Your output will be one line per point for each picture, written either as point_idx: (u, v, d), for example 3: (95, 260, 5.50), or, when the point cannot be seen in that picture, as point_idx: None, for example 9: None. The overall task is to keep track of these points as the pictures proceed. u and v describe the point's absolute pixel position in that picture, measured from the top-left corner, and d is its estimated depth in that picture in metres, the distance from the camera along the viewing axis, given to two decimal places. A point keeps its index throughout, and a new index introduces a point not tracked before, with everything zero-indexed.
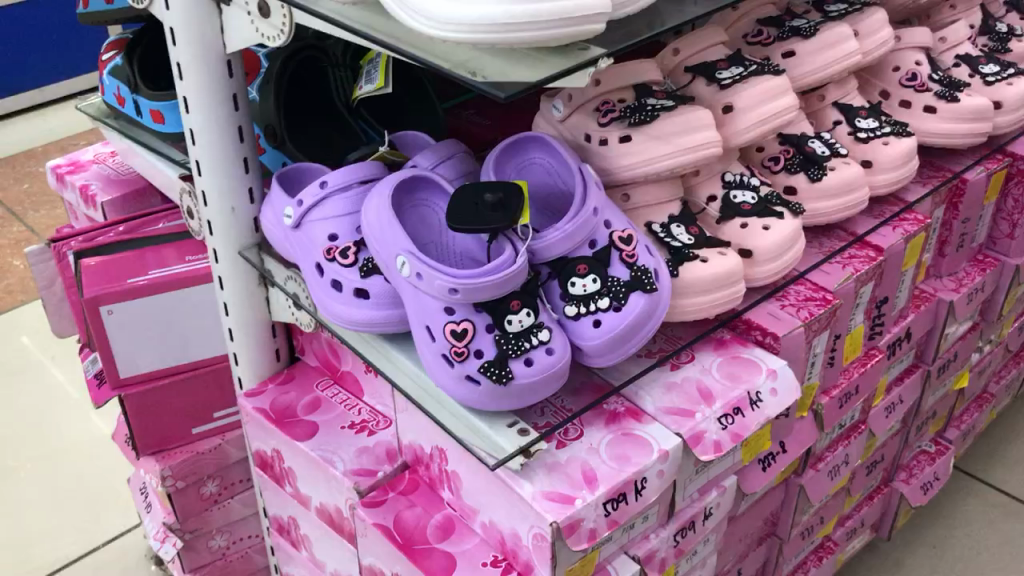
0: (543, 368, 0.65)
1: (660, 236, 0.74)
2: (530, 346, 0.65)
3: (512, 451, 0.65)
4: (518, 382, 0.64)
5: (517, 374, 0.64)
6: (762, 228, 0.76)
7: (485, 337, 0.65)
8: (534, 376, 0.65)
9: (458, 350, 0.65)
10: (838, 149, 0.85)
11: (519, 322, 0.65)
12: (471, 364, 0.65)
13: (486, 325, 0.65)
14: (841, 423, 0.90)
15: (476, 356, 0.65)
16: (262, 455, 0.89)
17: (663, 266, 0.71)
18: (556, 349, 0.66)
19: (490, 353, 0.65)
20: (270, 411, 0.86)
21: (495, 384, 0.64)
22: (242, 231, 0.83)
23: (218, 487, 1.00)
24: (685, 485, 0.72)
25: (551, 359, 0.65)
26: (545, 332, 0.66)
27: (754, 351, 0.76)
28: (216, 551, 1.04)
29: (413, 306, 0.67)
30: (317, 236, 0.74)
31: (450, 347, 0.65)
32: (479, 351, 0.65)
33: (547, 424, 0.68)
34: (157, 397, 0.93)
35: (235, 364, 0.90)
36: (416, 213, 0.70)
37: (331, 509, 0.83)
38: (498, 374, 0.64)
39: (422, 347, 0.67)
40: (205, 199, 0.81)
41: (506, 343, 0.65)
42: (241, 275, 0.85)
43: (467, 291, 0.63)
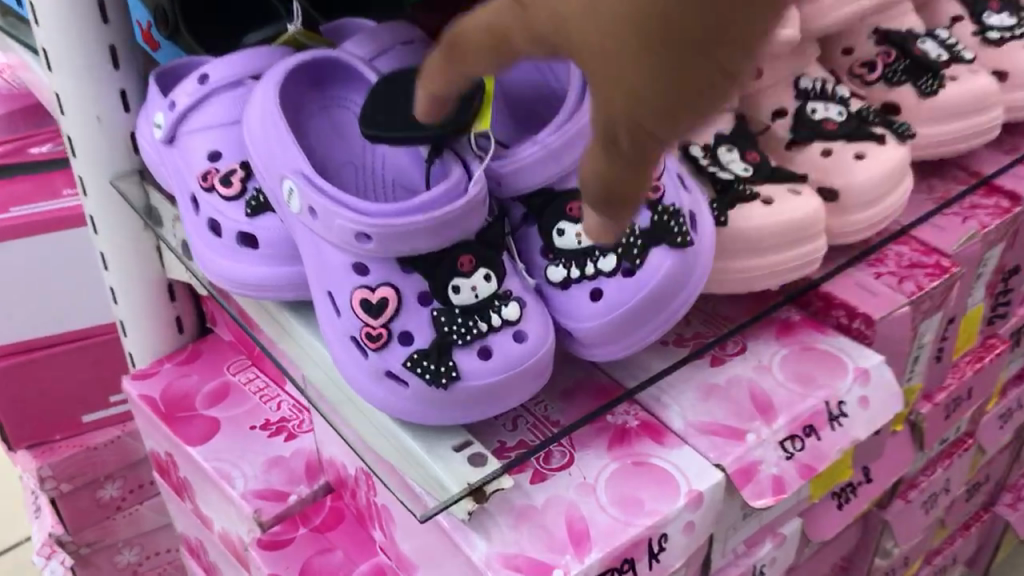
0: (508, 365, 0.41)
1: (700, 162, 0.50)
2: (486, 328, 0.41)
3: (457, 493, 0.41)
4: (467, 386, 0.41)
5: (464, 374, 0.41)
6: (852, 158, 0.51)
7: (417, 312, 0.41)
8: (492, 377, 0.41)
9: (373, 332, 0.42)
10: (959, 52, 0.60)
11: (471, 289, 0.42)
12: (393, 354, 0.41)
13: (418, 292, 0.41)
14: (944, 438, 0.65)
15: (402, 341, 0.41)
16: (157, 457, 0.67)
17: (702, 206, 0.47)
18: (529, 334, 0.42)
19: (424, 339, 0.41)
20: (160, 401, 0.63)
21: (427, 388, 0.41)
22: (115, 152, 0.60)
23: (121, 490, 0.78)
24: (726, 538, 0.48)
25: (522, 349, 0.41)
26: (514, 309, 0.42)
27: (834, 340, 0.51)
28: (124, 569, 0.82)
29: (310, 260, 0.43)
30: (194, 156, 0.51)
31: (363, 327, 0.42)
32: (406, 334, 0.41)
33: (517, 447, 0.44)
34: (28, 376, 0.71)
35: (123, 335, 0.67)
36: (327, 119, 0.47)
37: (233, 539, 0.60)
38: (433, 372, 0.41)
39: (327, 326, 0.44)
40: (61, 104, 0.58)
41: (448, 323, 0.41)
42: (120, 215, 0.62)
43: (382, 236, 0.40)
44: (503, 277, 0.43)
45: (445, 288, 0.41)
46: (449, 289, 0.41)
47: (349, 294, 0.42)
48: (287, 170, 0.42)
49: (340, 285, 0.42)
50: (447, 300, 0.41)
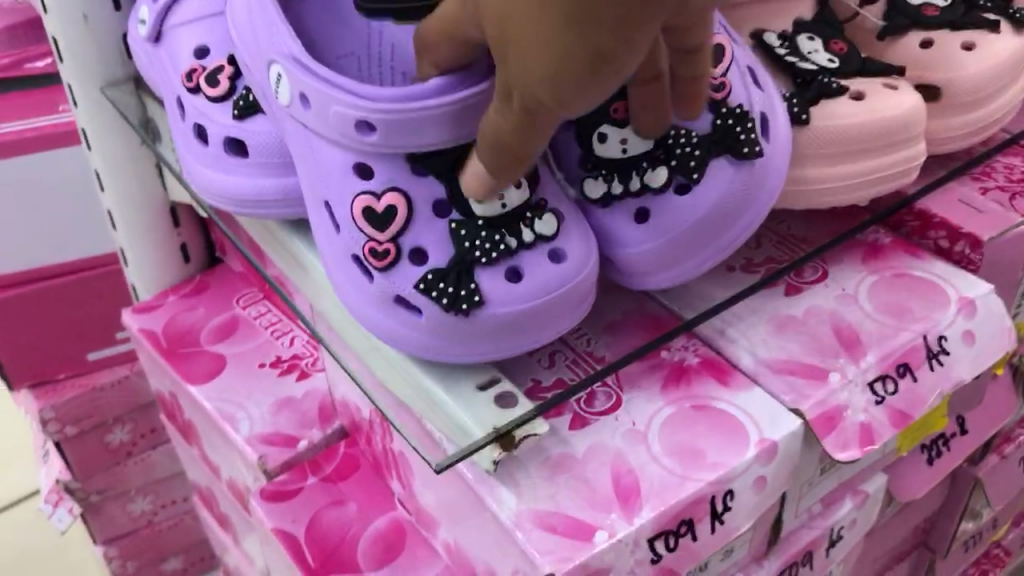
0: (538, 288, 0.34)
1: (776, 51, 0.42)
2: (512, 245, 0.34)
3: (481, 439, 0.34)
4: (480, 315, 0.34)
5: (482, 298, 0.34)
6: (961, 47, 0.43)
7: (426, 225, 0.34)
8: (515, 306, 0.34)
9: (377, 250, 0.34)
10: None
11: (498, 198, 0.34)
12: (404, 273, 0.34)
13: (431, 202, 0.34)
14: None
15: (412, 261, 0.34)
16: (163, 398, 0.61)
17: (776, 104, 0.39)
18: (569, 255, 0.35)
19: (438, 256, 0.34)
20: (162, 336, 0.57)
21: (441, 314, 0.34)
22: (105, 55, 0.53)
23: (131, 434, 0.72)
24: (801, 496, 0.41)
25: (554, 272, 0.34)
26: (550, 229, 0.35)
27: (932, 266, 0.43)
28: (137, 518, 0.76)
29: (309, 167, 0.36)
30: (180, 54, 0.44)
31: (367, 242, 0.35)
32: (418, 250, 0.34)
33: (555, 386, 0.37)
34: (27, 308, 0.65)
35: (125, 265, 0.61)
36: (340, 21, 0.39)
37: (241, 488, 0.54)
38: (446, 296, 0.34)
39: (327, 247, 0.37)
40: (42, 2, 0.51)
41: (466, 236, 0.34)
42: (115, 129, 0.55)
43: (386, 128, 0.32)
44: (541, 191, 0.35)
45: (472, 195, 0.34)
46: (469, 197, 0.34)
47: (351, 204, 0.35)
48: (274, 52, 0.34)
49: (339, 190, 0.35)
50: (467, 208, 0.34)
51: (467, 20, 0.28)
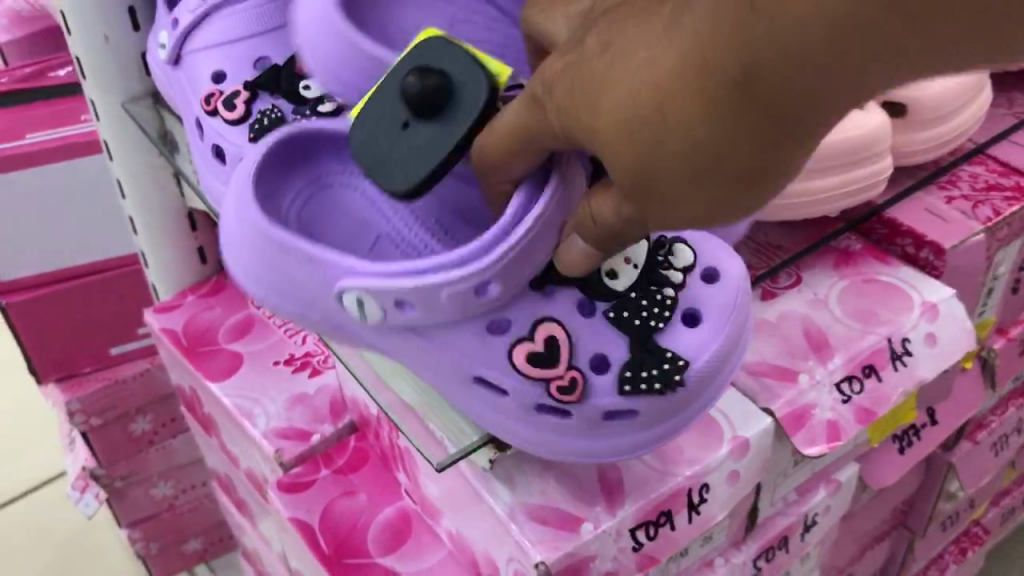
0: (706, 303, 0.36)
1: None
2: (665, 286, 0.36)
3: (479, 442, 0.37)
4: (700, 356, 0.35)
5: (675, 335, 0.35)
6: None
7: (590, 334, 0.34)
8: (721, 335, 0.35)
9: (564, 381, 0.34)
10: None
11: (624, 266, 0.36)
12: (601, 388, 0.34)
13: (576, 304, 0.34)
14: (1018, 375, 0.60)
15: (597, 371, 0.34)
16: (183, 392, 0.65)
17: None
18: (718, 285, 0.37)
19: (616, 350, 0.34)
20: (183, 335, 0.61)
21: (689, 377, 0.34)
22: (126, 74, 0.56)
23: (153, 424, 0.76)
24: (775, 486, 0.44)
25: (708, 293, 0.36)
26: (676, 256, 0.37)
27: (899, 272, 0.47)
28: (160, 502, 0.80)
29: (438, 352, 0.35)
30: (199, 79, 0.47)
31: (549, 381, 0.34)
32: (598, 359, 0.34)
33: None
34: (54, 310, 0.69)
35: (147, 266, 0.65)
36: (326, 196, 0.36)
37: (259, 478, 0.58)
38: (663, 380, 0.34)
39: (483, 410, 0.36)
40: (65, 24, 0.55)
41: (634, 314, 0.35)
42: (135, 142, 0.59)
43: (508, 268, 0.31)
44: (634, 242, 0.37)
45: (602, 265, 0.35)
46: (604, 282, 0.35)
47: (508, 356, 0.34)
48: (347, 279, 0.33)
49: (495, 365, 0.34)
50: (604, 290, 0.35)
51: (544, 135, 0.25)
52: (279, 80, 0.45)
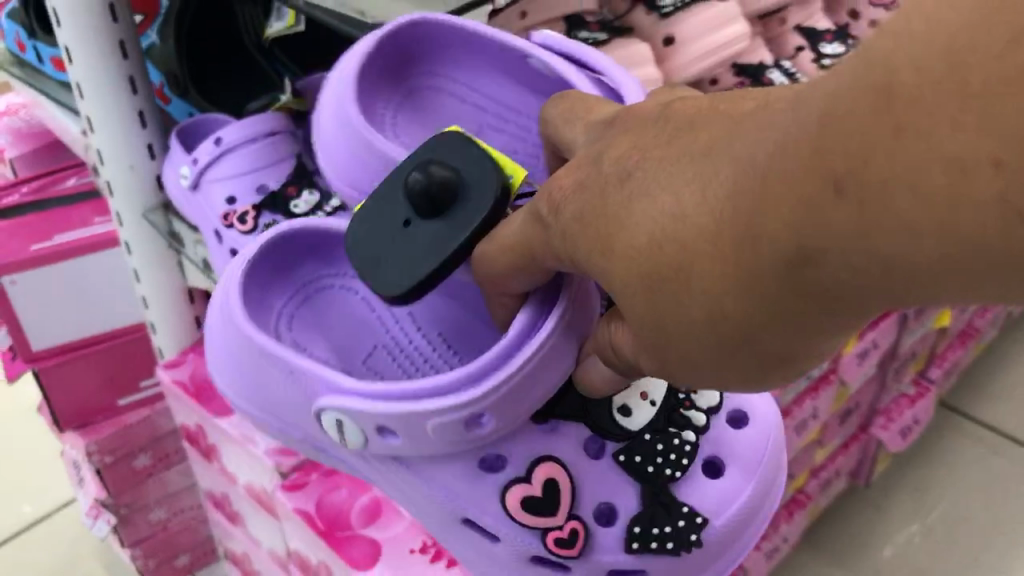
0: (722, 446, 0.51)
1: None
2: (687, 436, 0.51)
3: None
4: (722, 497, 0.49)
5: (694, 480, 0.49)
6: None
7: (596, 491, 0.49)
8: (736, 478, 0.49)
9: (565, 534, 0.48)
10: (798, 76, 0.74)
11: (639, 415, 0.52)
12: (608, 537, 0.48)
13: (585, 446, 0.50)
14: (808, 375, 0.84)
15: (600, 523, 0.49)
16: (187, 429, 0.83)
17: None
18: (739, 446, 0.51)
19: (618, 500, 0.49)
20: (190, 385, 0.79)
21: (711, 513, 0.48)
22: (145, 191, 0.76)
23: (151, 459, 0.94)
24: None
25: (726, 443, 0.51)
26: (700, 411, 0.52)
27: None
28: (155, 524, 0.98)
29: (443, 484, 0.49)
30: (215, 201, 0.67)
31: (551, 532, 0.48)
32: (605, 504, 0.49)
33: None
34: (75, 371, 0.87)
35: (154, 332, 0.83)
36: (321, 298, 0.59)
37: (258, 488, 0.77)
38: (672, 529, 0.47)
39: (475, 547, 0.51)
40: (100, 157, 0.74)
41: (655, 464, 0.49)
42: (149, 239, 0.78)
43: (498, 402, 0.44)
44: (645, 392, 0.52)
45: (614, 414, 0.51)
46: (621, 421, 0.51)
47: (504, 491, 0.49)
48: (327, 401, 0.48)
49: (492, 509, 0.49)
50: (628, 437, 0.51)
51: (540, 248, 0.39)
52: (277, 204, 0.67)
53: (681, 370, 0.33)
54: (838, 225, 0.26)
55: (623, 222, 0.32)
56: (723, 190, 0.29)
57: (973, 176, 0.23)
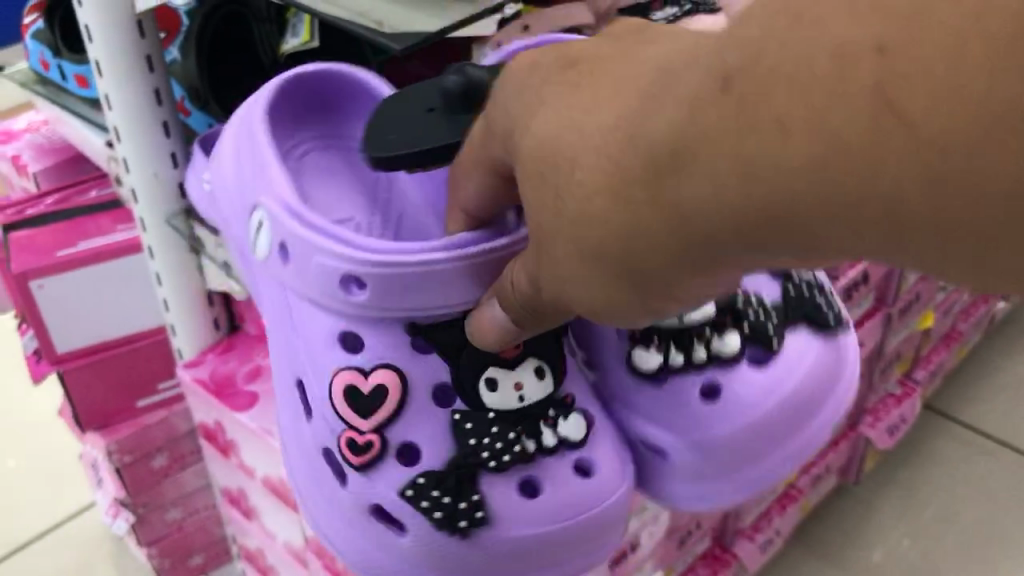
0: (559, 480, 0.51)
1: None
2: (525, 451, 0.51)
3: None
4: (511, 517, 0.50)
5: (508, 481, 0.50)
6: None
7: (411, 427, 0.51)
8: (562, 511, 0.50)
9: (361, 441, 0.51)
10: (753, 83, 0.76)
11: (514, 396, 0.52)
12: (389, 472, 0.50)
13: (436, 393, 0.51)
14: None
15: (397, 455, 0.51)
16: (206, 427, 0.87)
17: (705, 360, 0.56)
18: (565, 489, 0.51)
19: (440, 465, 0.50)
20: (211, 382, 0.84)
21: (506, 525, 0.50)
22: (168, 198, 0.80)
23: (168, 459, 0.97)
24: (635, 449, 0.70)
25: (567, 475, 0.52)
26: (571, 432, 0.52)
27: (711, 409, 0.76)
28: (171, 524, 1.01)
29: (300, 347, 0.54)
30: None
31: (345, 444, 0.51)
32: (406, 442, 0.51)
33: None
34: (97, 372, 0.91)
35: (174, 334, 0.87)
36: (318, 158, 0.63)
37: (275, 480, 0.81)
38: (454, 503, 0.49)
39: (302, 423, 0.55)
40: (126, 165, 0.78)
41: (491, 450, 0.50)
42: (171, 244, 0.82)
43: (387, 282, 0.48)
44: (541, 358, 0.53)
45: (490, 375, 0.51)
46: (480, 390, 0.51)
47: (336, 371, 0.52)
48: (265, 199, 0.53)
49: (321, 386, 0.52)
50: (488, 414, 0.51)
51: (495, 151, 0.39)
52: None
53: (565, 285, 0.35)
54: (721, 120, 0.28)
55: (538, 111, 0.35)
56: (629, 99, 0.31)
57: (852, 62, 0.26)
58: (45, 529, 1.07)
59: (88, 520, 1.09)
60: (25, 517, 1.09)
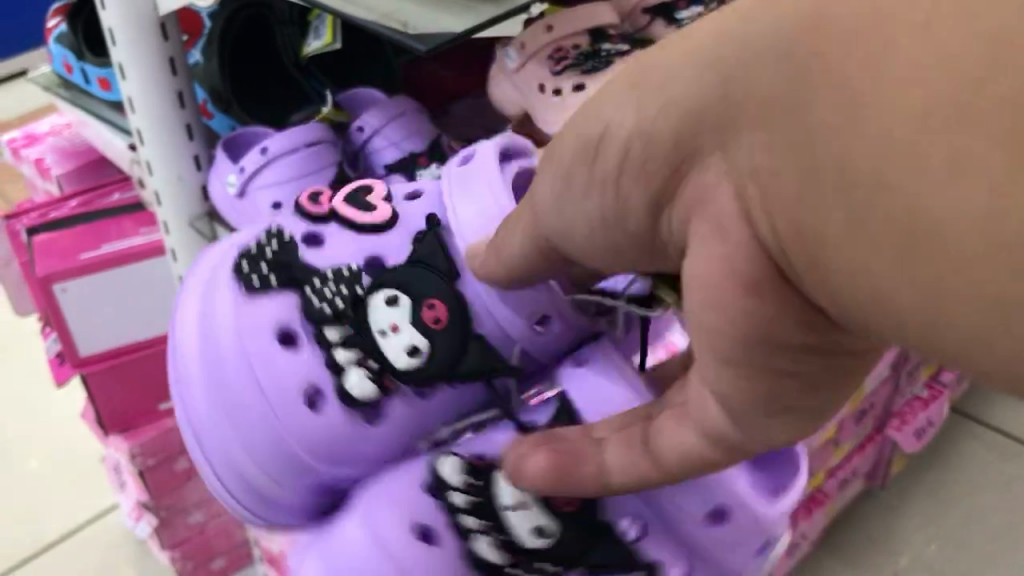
0: (304, 376, 0.55)
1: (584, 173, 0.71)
2: (337, 356, 0.55)
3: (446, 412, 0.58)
4: (219, 342, 0.55)
5: (305, 328, 0.56)
6: None
7: (347, 249, 0.57)
8: (284, 414, 0.55)
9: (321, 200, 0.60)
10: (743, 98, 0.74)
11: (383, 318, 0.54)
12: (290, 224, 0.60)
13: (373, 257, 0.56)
14: None
15: (308, 239, 0.58)
16: None
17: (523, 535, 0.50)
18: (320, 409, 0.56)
19: (270, 318, 0.56)
20: None
21: (235, 337, 0.55)
22: (191, 201, 0.80)
23: (190, 462, 0.97)
24: None
25: (329, 405, 0.56)
26: (364, 380, 0.55)
27: None
28: (194, 527, 1.01)
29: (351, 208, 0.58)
30: (260, 207, 0.71)
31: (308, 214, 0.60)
32: (320, 241, 0.58)
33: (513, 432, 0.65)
34: (120, 375, 0.91)
35: None
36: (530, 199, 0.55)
37: None
38: (270, 268, 0.57)
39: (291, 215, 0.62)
40: (149, 168, 0.78)
41: (326, 296, 0.56)
42: (194, 247, 0.82)
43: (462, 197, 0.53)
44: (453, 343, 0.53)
45: (377, 292, 0.54)
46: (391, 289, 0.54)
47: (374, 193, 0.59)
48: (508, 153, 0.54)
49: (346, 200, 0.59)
50: (356, 287, 0.55)
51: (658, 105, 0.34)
52: None
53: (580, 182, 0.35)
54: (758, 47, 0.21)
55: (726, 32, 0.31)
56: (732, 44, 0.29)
57: None
58: (68, 531, 1.08)
59: (111, 522, 1.09)
60: (49, 519, 1.09)
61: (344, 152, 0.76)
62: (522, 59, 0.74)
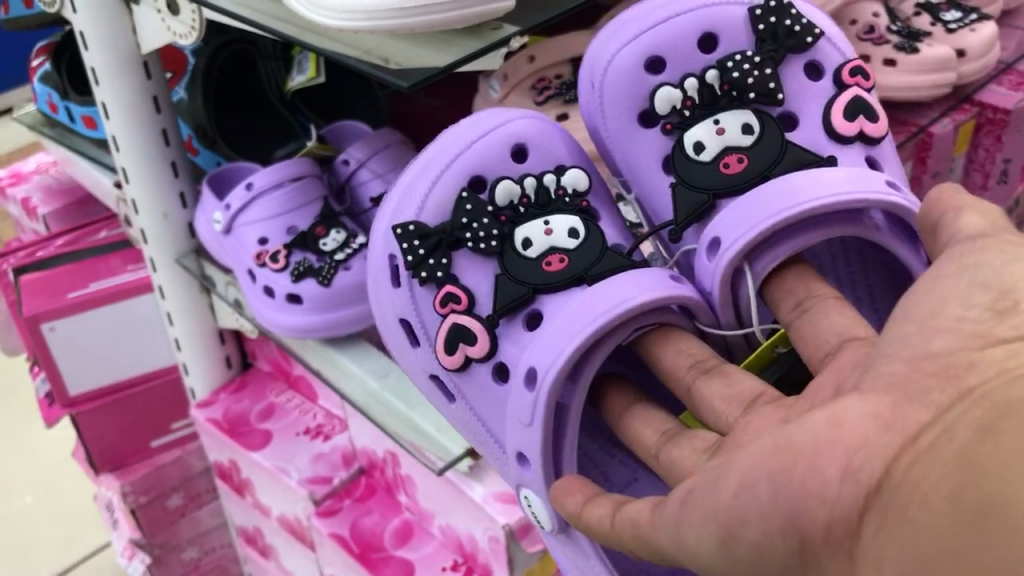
0: (682, 65, 0.56)
1: (713, 86, 0.55)
2: (704, 76, 0.55)
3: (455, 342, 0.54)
4: (657, 14, 0.57)
5: (724, 50, 0.56)
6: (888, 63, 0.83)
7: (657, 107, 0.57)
8: (457, 143, 0.58)
9: (860, 74, 0.56)
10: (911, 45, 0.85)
11: (718, 129, 0.54)
12: (830, 54, 0.57)
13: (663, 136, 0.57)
14: None
15: (656, 67, 0.57)
16: (220, 466, 0.87)
17: (420, 350, 0.57)
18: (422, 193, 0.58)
19: (719, 21, 0.57)
20: (223, 421, 0.83)
21: (703, 11, 0.57)
22: (178, 237, 0.80)
23: (183, 499, 0.96)
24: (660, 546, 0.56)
25: (663, 77, 0.57)
26: (673, 104, 0.56)
27: None
28: (188, 564, 1.00)
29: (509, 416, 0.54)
30: (247, 241, 0.72)
31: (643, 69, 0.57)
32: (816, 65, 0.56)
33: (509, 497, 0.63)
34: (111, 413, 0.90)
35: (186, 374, 0.86)
36: None
37: (291, 519, 0.80)
38: (793, 28, 0.56)
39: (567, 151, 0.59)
40: (135, 207, 0.78)
41: (741, 65, 0.55)
42: (182, 283, 0.82)
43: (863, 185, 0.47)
44: (770, 166, 0.51)
45: (749, 110, 0.54)
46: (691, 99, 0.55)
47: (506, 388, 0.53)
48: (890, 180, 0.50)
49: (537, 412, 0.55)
50: (553, 194, 0.57)
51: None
52: (306, 241, 0.71)
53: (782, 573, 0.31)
54: None
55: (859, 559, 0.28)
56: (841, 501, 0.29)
57: None
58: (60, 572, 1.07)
59: (104, 561, 1.08)
60: (41, 559, 1.08)
61: (328, 187, 0.76)
62: (504, 89, 0.75)
